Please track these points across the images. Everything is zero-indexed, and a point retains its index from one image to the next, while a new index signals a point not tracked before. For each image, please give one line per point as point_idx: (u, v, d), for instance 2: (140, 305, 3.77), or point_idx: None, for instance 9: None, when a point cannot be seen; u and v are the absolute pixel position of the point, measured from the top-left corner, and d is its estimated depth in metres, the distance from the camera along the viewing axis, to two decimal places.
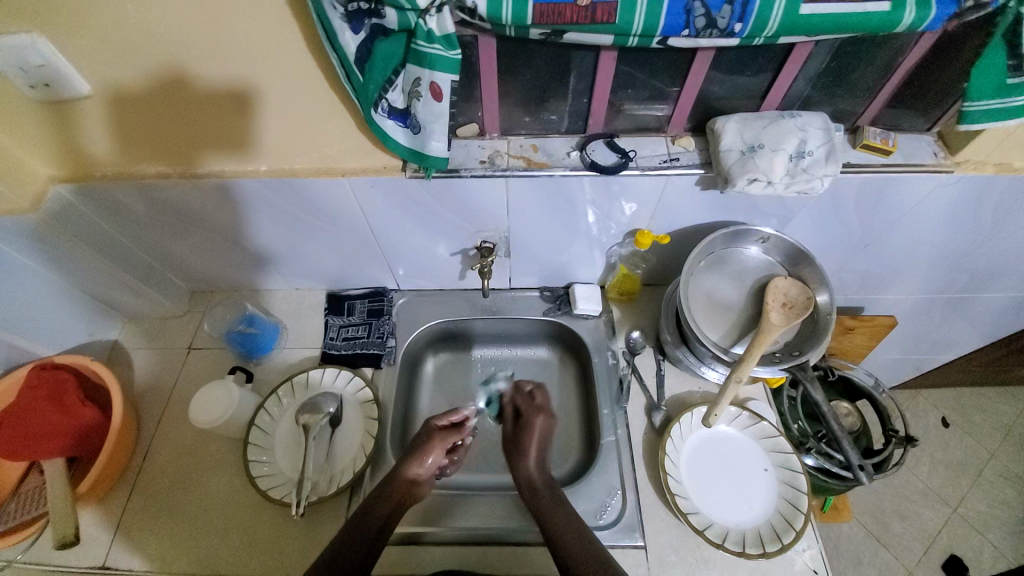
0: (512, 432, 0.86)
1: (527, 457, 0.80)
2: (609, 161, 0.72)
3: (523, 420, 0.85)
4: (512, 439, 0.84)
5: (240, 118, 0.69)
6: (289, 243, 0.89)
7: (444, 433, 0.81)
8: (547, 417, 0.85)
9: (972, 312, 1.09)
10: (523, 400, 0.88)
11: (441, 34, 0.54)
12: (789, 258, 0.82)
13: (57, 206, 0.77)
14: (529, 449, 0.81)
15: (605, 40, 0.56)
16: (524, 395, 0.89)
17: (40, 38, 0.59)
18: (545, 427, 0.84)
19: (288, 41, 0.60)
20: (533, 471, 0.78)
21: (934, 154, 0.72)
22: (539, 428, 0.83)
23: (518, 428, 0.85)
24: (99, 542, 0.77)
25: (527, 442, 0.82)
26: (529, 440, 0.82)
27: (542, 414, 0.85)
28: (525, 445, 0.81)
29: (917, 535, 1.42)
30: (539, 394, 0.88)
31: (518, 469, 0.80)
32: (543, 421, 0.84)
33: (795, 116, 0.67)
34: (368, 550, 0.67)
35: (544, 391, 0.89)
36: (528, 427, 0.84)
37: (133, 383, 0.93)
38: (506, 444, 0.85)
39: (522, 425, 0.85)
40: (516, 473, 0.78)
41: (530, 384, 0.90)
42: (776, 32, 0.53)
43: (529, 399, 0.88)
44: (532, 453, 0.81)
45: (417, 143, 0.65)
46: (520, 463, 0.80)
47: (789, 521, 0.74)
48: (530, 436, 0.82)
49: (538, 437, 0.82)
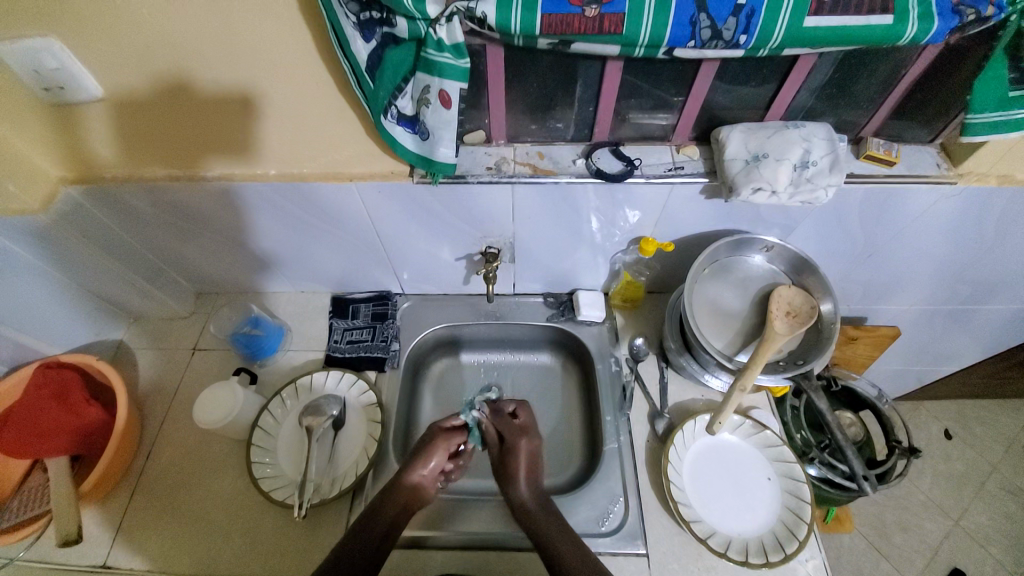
0: (498, 457, 0.83)
1: (517, 482, 0.77)
2: (614, 168, 0.73)
3: (508, 441, 0.83)
4: (501, 465, 0.81)
5: (250, 123, 0.70)
6: (295, 246, 0.90)
7: (448, 435, 0.82)
8: (530, 438, 0.83)
9: (975, 323, 1.09)
10: (505, 421, 0.86)
11: (451, 43, 0.55)
12: (792, 267, 0.82)
13: (67, 207, 0.78)
14: (517, 473, 0.79)
15: (612, 50, 0.56)
16: (505, 418, 0.87)
17: (56, 42, 0.61)
18: (530, 448, 0.82)
19: (299, 47, 0.61)
20: (524, 495, 0.75)
21: (937, 165, 0.73)
22: (524, 450, 0.81)
23: (503, 452, 0.82)
24: (101, 542, 0.77)
25: (514, 468, 0.79)
26: (516, 462, 0.79)
27: (527, 436, 0.83)
28: (513, 469, 0.79)
29: (919, 548, 1.41)
30: (522, 413, 0.87)
31: (509, 492, 0.77)
32: (527, 443, 0.82)
33: (799, 126, 0.68)
34: (375, 554, 0.67)
35: (526, 409, 0.88)
36: (513, 451, 0.81)
37: (138, 383, 0.94)
38: (495, 472, 0.82)
39: (508, 448, 0.82)
40: (517, 475, 0.78)
41: (511, 405, 0.89)
42: (780, 44, 0.54)
43: (511, 420, 0.86)
44: (521, 479, 0.78)
45: (425, 149, 0.66)
46: (510, 488, 0.77)
47: (791, 531, 0.74)
48: (516, 458, 0.80)
49: (524, 461, 0.80)
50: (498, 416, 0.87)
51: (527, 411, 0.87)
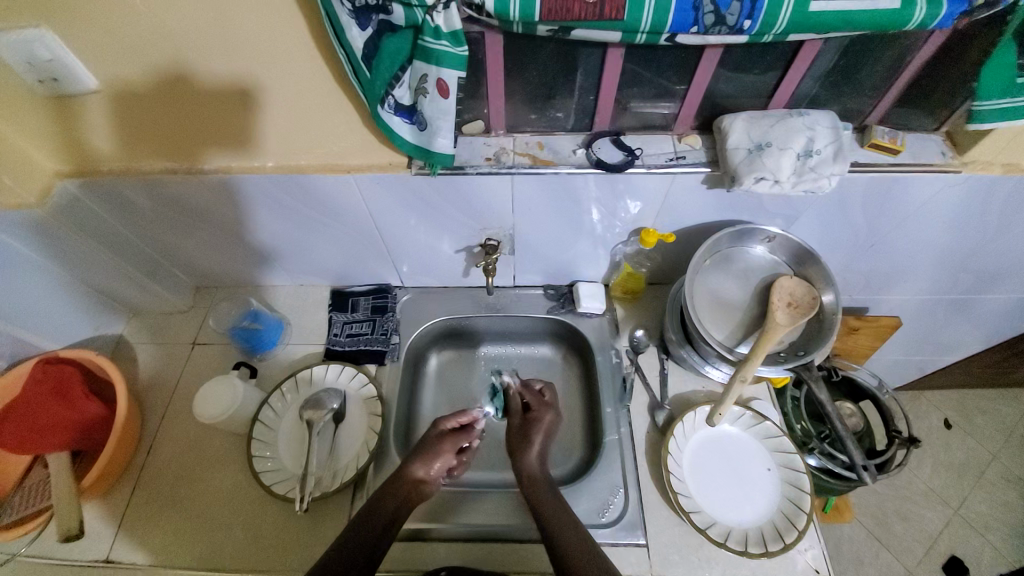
0: (517, 427, 0.84)
1: (530, 452, 0.79)
2: (615, 158, 0.72)
3: (532, 414, 0.84)
4: (519, 430, 0.83)
5: (246, 114, 0.69)
6: (294, 239, 0.89)
7: (454, 437, 0.81)
8: (554, 414, 0.84)
9: (977, 313, 1.08)
10: (531, 395, 0.87)
11: (448, 31, 0.54)
12: (794, 257, 0.82)
13: (63, 201, 0.77)
14: (534, 439, 0.80)
15: (613, 37, 0.55)
16: (533, 393, 0.88)
17: (47, 32, 0.59)
18: (552, 422, 0.83)
19: (294, 37, 0.60)
20: (535, 466, 0.77)
21: (942, 153, 0.72)
22: (546, 423, 0.82)
23: (525, 423, 0.84)
24: (103, 537, 0.77)
25: (532, 436, 0.80)
26: (537, 431, 0.81)
27: (552, 411, 0.84)
28: (531, 434, 0.81)
29: (918, 537, 1.41)
30: (548, 391, 0.88)
31: (519, 460, 0.79)
32: (551, 417, 0.83)
33: (802, 115, 0.67)
34: (378, 542, 0.67)
35: (553, 390, 0.88)
36: (536, 423, 0.82)
37: (137, 378, 0.93)
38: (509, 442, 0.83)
39: (530, 419, 0.84)
40: (523, 454, 0.79)
41: (540, 383, 0.89)
42: (785, 29, 0.53)
43: (537, 395, 0.87)
44: (536, 448, 0.79)
45: (422, 139, 0.65)
46: (521, 458, 0.78)
47: (791, 520, 0.74)
48: (536, 428, 0.81)
49: (544, 433, 0.81)
50: (525, 391, 0.88)
51: (553, 391, 0.88)
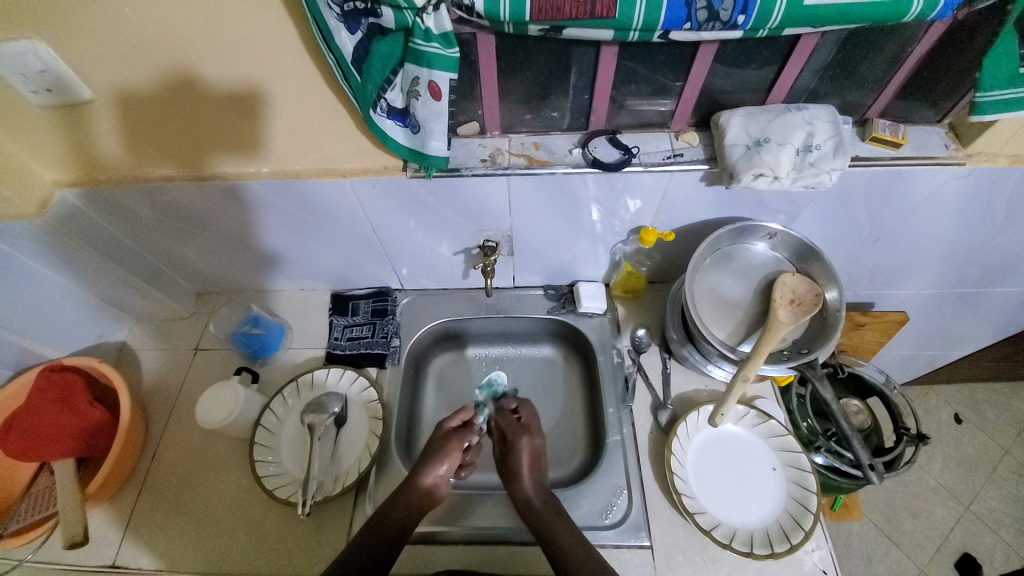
0: (501, 455, 0.81)
1: (522, 478, 0.76)
2: (612, 157, 0.72)
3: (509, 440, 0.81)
4: (502, 461, 0.80)
5: (241, 120, 0.69)
6: (293, 243, 0.89)
7: (460, 435, 0.80)
8: (532, 437, 0.81)
9: (985, 307, 1.07)
10: (507, 419, 0.84)
11: (439, 32, 0.54)
12: (796, 254, 0.81)
13: (64, 210, 0.78)
14: (521, 470, 0.77)
15: (605, 35, 0.55)
16: (508, 417, 0.84)
17: (40, 44, 0.60)
18: (534, 445, 0.80)
19: (285, 40, 0.60)
20: (528, 491, 0.74)
21: (945, 146, 0.71)
22: (527, 448, 0.79)
23: (505, 449, 0.80)
24: (109, 541, 0.78)
25: (518, 464, 0.77)
26: (518, 461, 0.78)
27: (528, 433, 0.81)
28: (516, 467, 0.77)
29: (930, 533, 1.40)
30: (524, 412, 0.84)
31: (513, 492, 0.75)
32: (529, 442, 0.80)
33: (801, 110, 0.66)
34: (394, 541, 0.68)
35: (529, 408, 0.85)
36: (515, 449, 0.79)
37: (141, 384, 0.94)
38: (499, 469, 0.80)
39: (509, 446, 0.80)
40: (514, 474, 0.77)
41: (514, 403, 0.87)
42: (779, 24, 0.52)
43: (511, 417, 0.84)
44: (526, 474, 0.76)
45: (416, 142, 0.65)
46: (514, 485, 0.76)
47: (798, 521, 0.73)
48: (517, 456, 0.78)
49: (528, 458, 0.78)
50: (501, 415, 0.85)
51: (528, 409, 0.85)
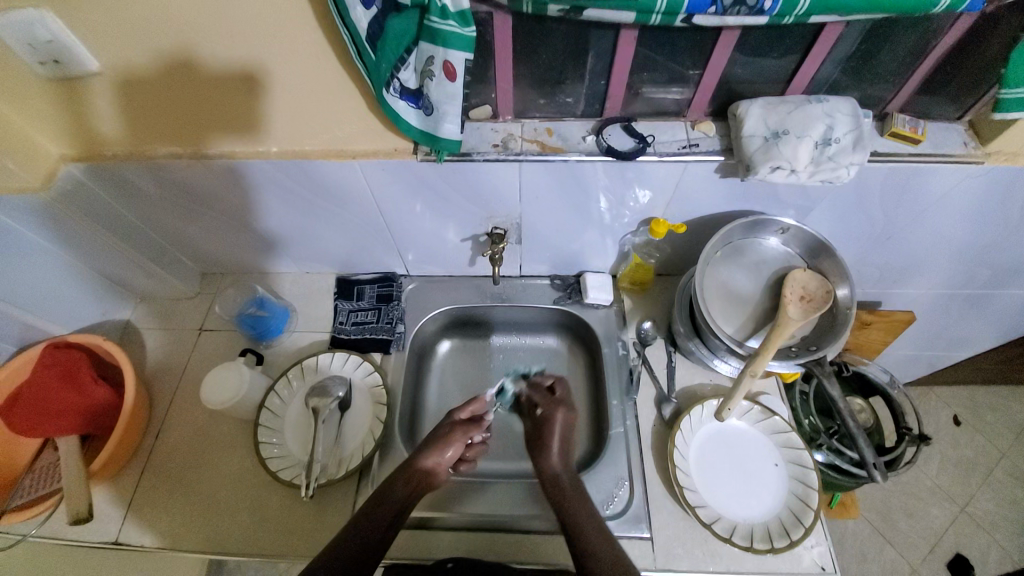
0: (532, 427, 0.82)
1: (551, 449, 0.77)
2: (626, 145, 0.71)
3: (542, 413, 0.82)
4: (534, 435, 0.81)
5: (249, 97, 0.68)
6: (299, 225, 0.88)
7: (467, 428, 0.79)
8: (567, 411, 0.81)
9: (993, 309, 1.06)
10: (541, 395, 0.85)
11: (456, 11, 0.53)
12: (809, 250, 0.80)
13: (69, 185, 0.77)
14: (551, 444, 0.78)
15: (626, 18, 0.54)
16: (542, 391, 0.86)
17: (49, 13, 0.59)
18: (566, 418, 0.81)
19: (300, 16, 0.59)
20: (557, 466, 0.75)
21: (964, 144, 0.70)
22: (561, 419, 0.80)
23: (538, 421, 0.82)
24: (111, 519, 0.78)
25: (549, 439, 0.78)
26: (551, 434, 0.79)
27: (564, 407, 0.82)
28: (547, 439, 0.78)
29: (924, 533, 1.40)
30: (559, 388, 0.85)
31: (540, 460, 0.77)
32: (563, 414, 0.81)
33: (822, 101, 0.65)
34: (394, 520, 0.68)
35: (565, 386, 0.85)
36: (549, 422, 0.80)
37: (145, 363, 0.94)
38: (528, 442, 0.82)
39: (543, 419, 0.81)
40: (543, 445, 0.78)
41: (550, 378, 0.88)
42: (807, 10, 0.51)
43: (547, 393, 0.85)
44: (556, 448, 0.77)
45: (429, 125, 0.64)
46: (543, 456, 0.77)
47: (798, 517, 0.73)
48: (551, 429, 0.79)
49: (560, 431, 0.79)
50: (535, 391, 0.86)
51: (564, 385, 0.85)
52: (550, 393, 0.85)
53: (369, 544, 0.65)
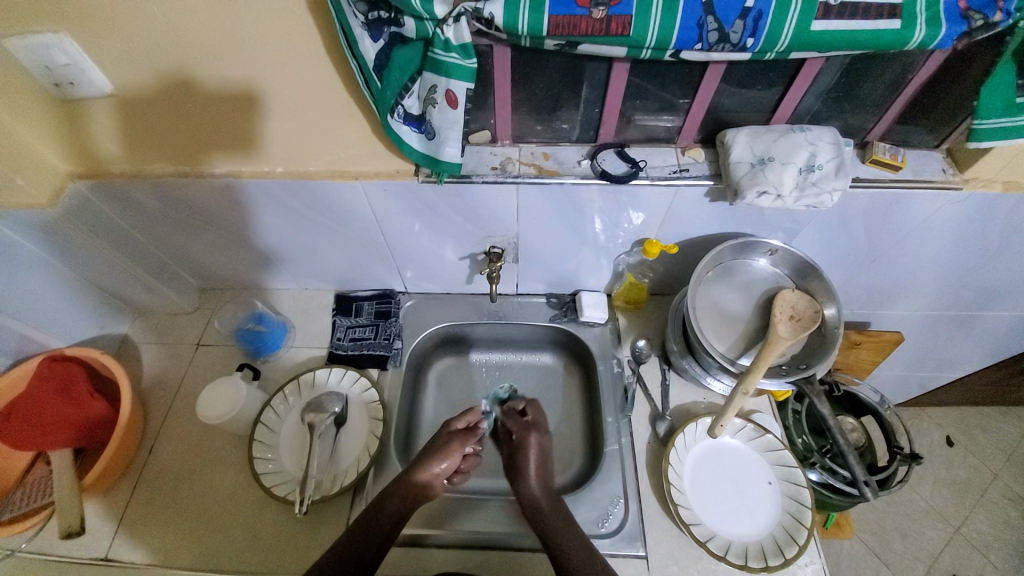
0: (508, 454, 0.83)
1: (529, 478, 0.78)
2: (619, 170, 0.73)
3: (517, 439, 0.83)
4: (510, 460, 0.82)
5: (255, 118, 0.71)
6: (299, 242, 0.90)
7: (463, 437, 0.80)
8: (540, 435, 0.83)
9: (979, 330, 1.09)
10: (514, 420, 0.86)
11: (458, 43, 0.56)
12: (797, 271, 0.82)
13: (75, 201, 0.79)
14: (527, 470, 0.79)
15: (618, 52, 0.57)
16: (515, 417, 0.87)
17: (67, 37, 0.61)
18: (540, 444, 0.82)
19: (307, 45, 0.61)
20: (535, 492, 0.76)
21: (943, 171, 0.73)
22: (535, 445, 0.82)
23: (513, 448, 0.83)
24: (102, 534, 0.78)
25: (523, 463, 0.79)
26: (526, 461, 0.80)
27: (535, 432, 0.83)
28: (523, 467, 0.79)
29: (919, 555, 1.40)
30: (530, 411, 0.86)
31: (519, 490, 0.77)
32: (537, 440, 0.82)
33: (805, 130, 0.68)
34: (383, 539, 0.68)
35: (536, 407, 0.87)
36: (522, 449, 0.81)
37: (141, 378, 0.94)
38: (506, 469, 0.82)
39: (516, 446, 0.82)
40: (519, 473, 0.79)
41: (522, 403, 0.89)
42: (788, 47, 0.54)
43: (519, 417, 0.86)
44: (532, 474, 0.78)
45: (430, 148, 0.66)
46: (530, 477, 0.78)
47: (792, 536, 0.74)
48: (524, 456, 0.80)
49: (535, 458, 0.80)
50: (508, 415, 0.87)
51: (536, 409, 0.87)
52: (522, 417, 0.87)
53: (361, 563, 0.65)
